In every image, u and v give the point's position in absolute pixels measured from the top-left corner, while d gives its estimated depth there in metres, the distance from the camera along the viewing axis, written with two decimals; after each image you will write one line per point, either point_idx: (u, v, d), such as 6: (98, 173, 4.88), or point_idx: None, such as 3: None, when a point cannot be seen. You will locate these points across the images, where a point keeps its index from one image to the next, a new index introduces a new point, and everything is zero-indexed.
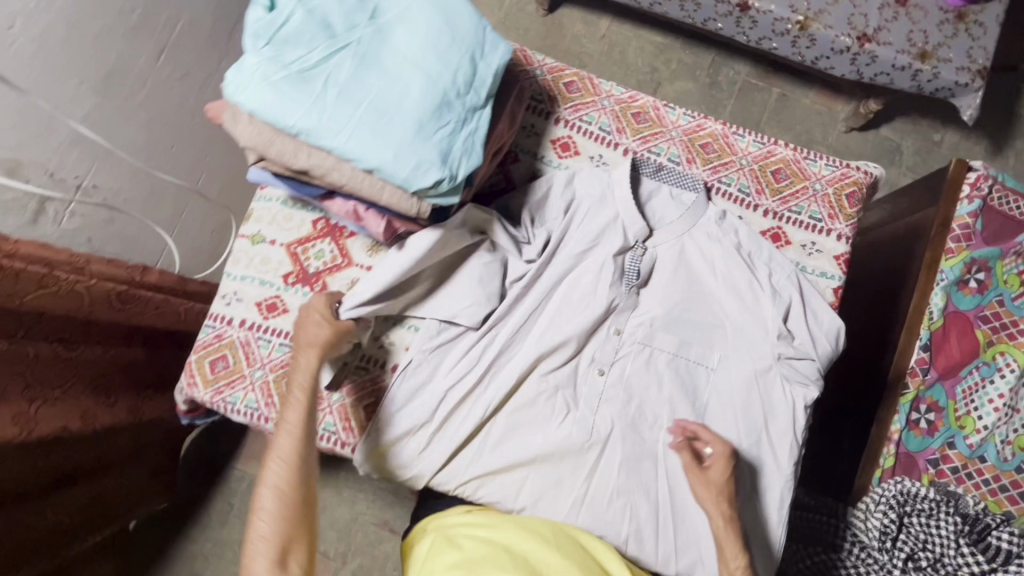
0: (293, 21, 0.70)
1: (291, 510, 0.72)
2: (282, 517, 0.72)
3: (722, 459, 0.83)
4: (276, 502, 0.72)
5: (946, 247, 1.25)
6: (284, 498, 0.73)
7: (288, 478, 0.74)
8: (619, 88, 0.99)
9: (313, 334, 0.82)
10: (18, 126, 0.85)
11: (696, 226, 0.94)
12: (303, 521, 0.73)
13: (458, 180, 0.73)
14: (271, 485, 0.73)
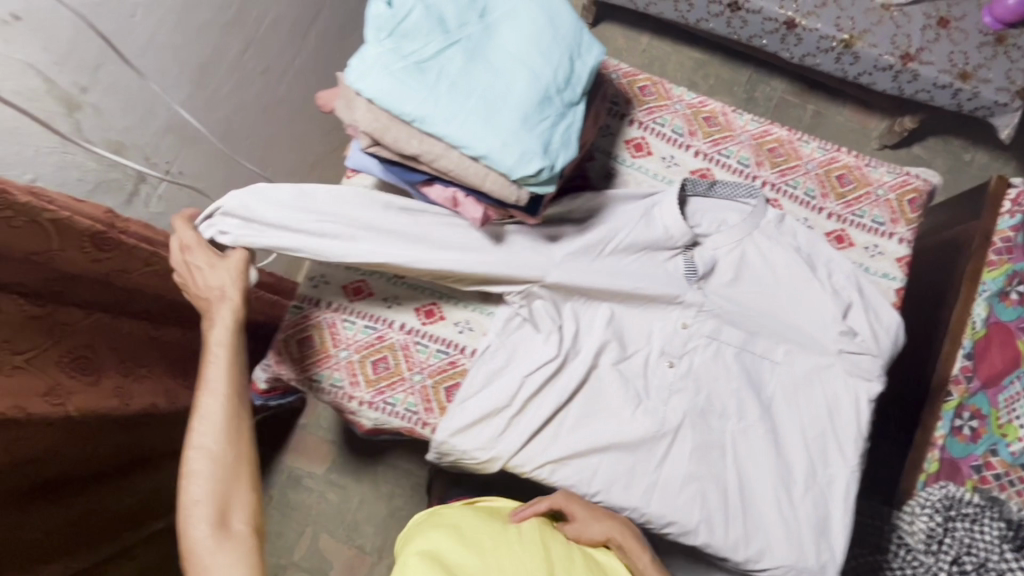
0: (412, 16, 0.75)
1: (226, 470, 0.76)
2: (218, 479, 0.75)
3: (567, 503, 0.86)
4: (211, 466, 0.76)
5: (988, 260, 1.26)
6: (221, 459, 0.76)
7: (217, 439, 0.77)
8: (689, 93, 1.03)
9: (211, 288, 0.83)
10: (128, 110, 0.89)
11: (756, 229, 0.96)
12: (242, 479, 0.77)
13: (556, 169, 0.77)
14: (202, 449, 0.76)
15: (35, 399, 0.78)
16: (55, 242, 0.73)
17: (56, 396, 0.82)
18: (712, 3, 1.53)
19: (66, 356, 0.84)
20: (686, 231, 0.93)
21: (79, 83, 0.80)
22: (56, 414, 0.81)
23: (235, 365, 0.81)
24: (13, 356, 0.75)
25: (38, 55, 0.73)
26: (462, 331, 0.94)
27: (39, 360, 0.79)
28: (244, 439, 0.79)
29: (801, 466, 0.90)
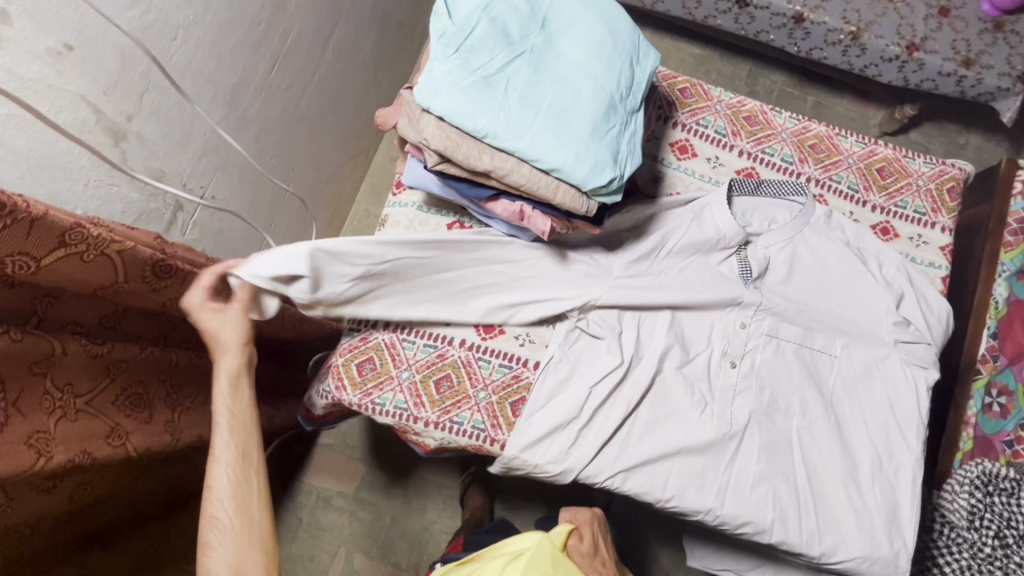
0: (478, 30, 0.74)
1: (239, 537, 0.70)
2: (233, 548, 0.69)
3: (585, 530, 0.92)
4: (225, 537, 0.70)
5: (1003, 242, 1.22)
6: (234, 528, 0.70)
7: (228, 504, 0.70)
8: (727, 94, 1.04)
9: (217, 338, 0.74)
10: (167, 137, 0.85)
11: (806, 227, 0.97)
12: (257, 549, 0.70)
13: (625, 178, 0.76)
14: (215, 520, 0.70)
15: (98, 441, 0.75)
16: (118, 276, 0.69)
17: (117, 437, 0.78)
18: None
19: (122, 393, 0.80)
20: (739, 230, 0.93)
21: (125, 111, 0.76)
22: (118, 454, 0.78)
23: (247, 423, 0.74)
24: (73, 399, 0.72)
25: (89, 85, 0.70)
26: (524, 344, 0.93)
27: (97, 401, 0.76)
28: (258, 503, 0.72)
29: (865, 457, 0.93)
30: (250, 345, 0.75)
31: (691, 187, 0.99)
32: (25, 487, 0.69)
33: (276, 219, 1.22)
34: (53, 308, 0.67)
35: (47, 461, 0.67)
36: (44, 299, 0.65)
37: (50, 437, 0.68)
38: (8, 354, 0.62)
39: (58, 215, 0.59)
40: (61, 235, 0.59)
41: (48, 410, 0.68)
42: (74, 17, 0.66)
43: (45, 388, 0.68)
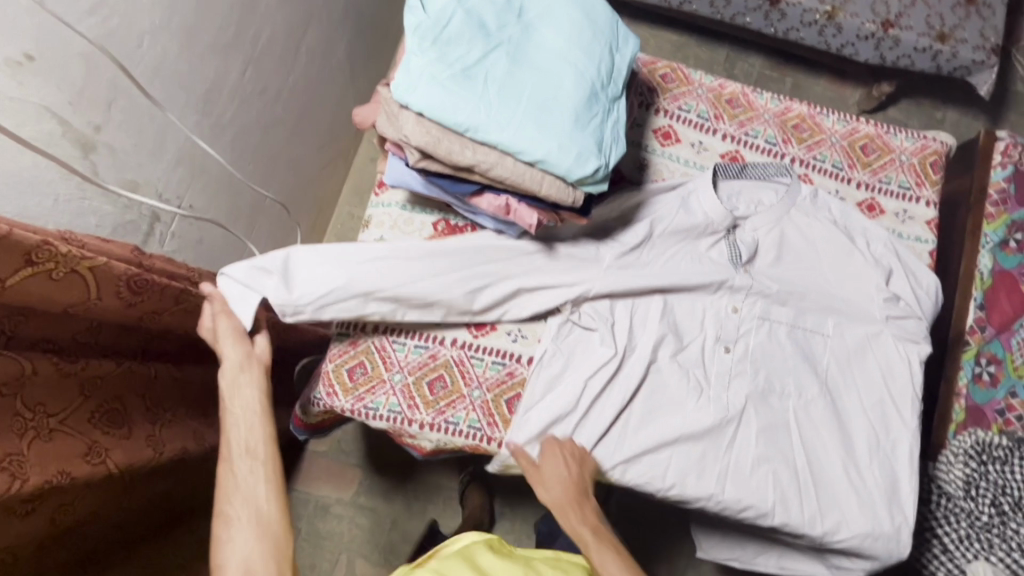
0: (454, 21, 0.73)
1: (255, 529, 0.65)
2: (249, 539, 0.64)
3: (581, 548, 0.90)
4: (238, 531, 0.64)
5: (985, 214, 1.22)
6: (246, 521, 0.65)
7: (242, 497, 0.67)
8: (708, 78, 1.03)
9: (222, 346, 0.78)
10: (139, 146, 0.82)
11: (792, 209, 0.97)
12: (272, 538, 0.65)
13: (611, 166, 0.75)
14: (224, 515, 0.65)
15: (76, 460, 0.72)
16: (92, 292, 0.67)
17: (96, 455, 0.75)
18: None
19: (98, 410, 0.77)
20: (726, 214, 0.93)
21: (93, 121, 0.74)
22: (97, 473, 0.75)
23: (253, 420, 0.73)
24: (48, 418, 0.69)
25: (53, 96, 0.67)
26: (516, 339, 0.91)
27: (73, 419, 0.73)
28: (273, 496, 0.68)
29: (863, 434, 0.93)
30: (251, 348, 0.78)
31: (676, 172, 0.98)
32: (2, 511, 0.66)
33: (258, 225, 1.19)
34: (24, 326, 0.65)
35: (22, 484, 0.64)
36: (16, 316, 0.63)
37: (25, 459, 0.65)
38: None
39: (23, 235, 0.55)
40: (26, 253, 0.57)
41: (20, 431, 0.65)
42: (33, 26, 0.63)
43: (16, 408, 0.65)
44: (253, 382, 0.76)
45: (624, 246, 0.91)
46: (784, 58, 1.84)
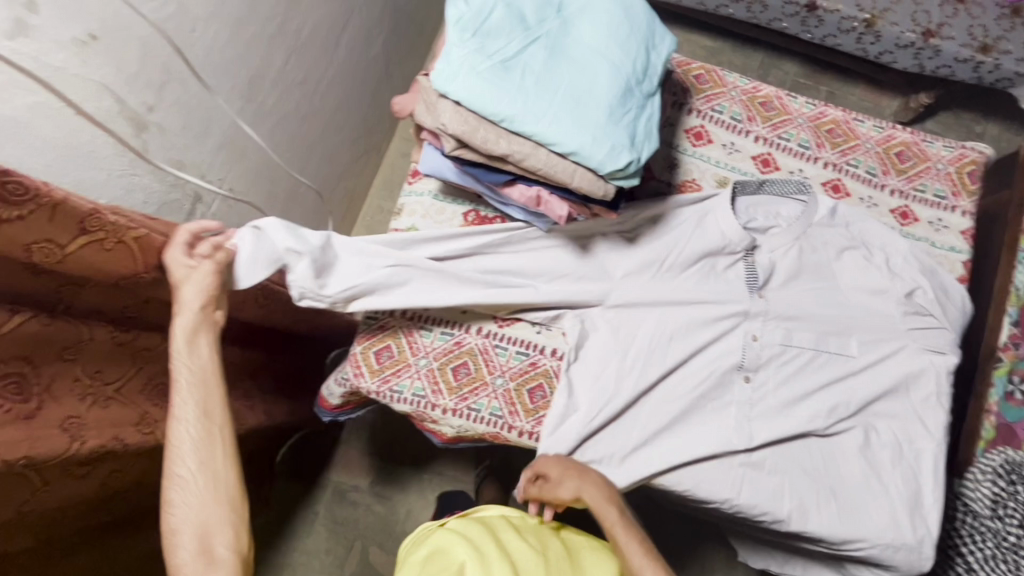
0: (494, 15, 0.74)
1: (210, 492, 0.63)
2: (202, 501, 0.62)
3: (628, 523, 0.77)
4: (188, 495, 0.62)
5: None
6: (199, 484, 0.63)
7: (195, 459, 0.63)
8: (743, 80, 1.03)
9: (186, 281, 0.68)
10: (187, 127, 0.85)
11: (811, 227, 0.96)
12: (230, 505, 0.64)
13: (642, 161, 0.76)
14: (178, 479, 0.63)
15: (129, 428, 0.75)
16: (134, 264, 0.66)
17: (146, 426, 0.78)
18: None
19: (148, 384, 0.80)
20: (745, 235, 0.93)
21: (146, 102, 0.77)
22: (147, 442, 0.79)
23: (208, 379, 0.67)
24: (103, 386, 0.71)
25: (110, 75, 0.71)
26: (541, 331, 0.93)
27: (126, 390, 0.75)
28: (227, 460, 0.65)
29: (886, 442, 0.91)
30: (210, 307, 0.70)
31: (708, 173, 0.99)
32: (61, 473, 0.68)
33: (293, 211, 1.23)
34: (79, 297, 0.64)
35: (80, 445, 0.66)
36: (70, 286, 0.61)
37: (83, 423, 0.67)
38: (40, 337, 0.60)
39: (79, 201, 0.57)
40: (80, 220, 0.57)
41: (79, 397, 0.67)
42: (98, 7, 0.67)
43: (75, 374, 0.66)
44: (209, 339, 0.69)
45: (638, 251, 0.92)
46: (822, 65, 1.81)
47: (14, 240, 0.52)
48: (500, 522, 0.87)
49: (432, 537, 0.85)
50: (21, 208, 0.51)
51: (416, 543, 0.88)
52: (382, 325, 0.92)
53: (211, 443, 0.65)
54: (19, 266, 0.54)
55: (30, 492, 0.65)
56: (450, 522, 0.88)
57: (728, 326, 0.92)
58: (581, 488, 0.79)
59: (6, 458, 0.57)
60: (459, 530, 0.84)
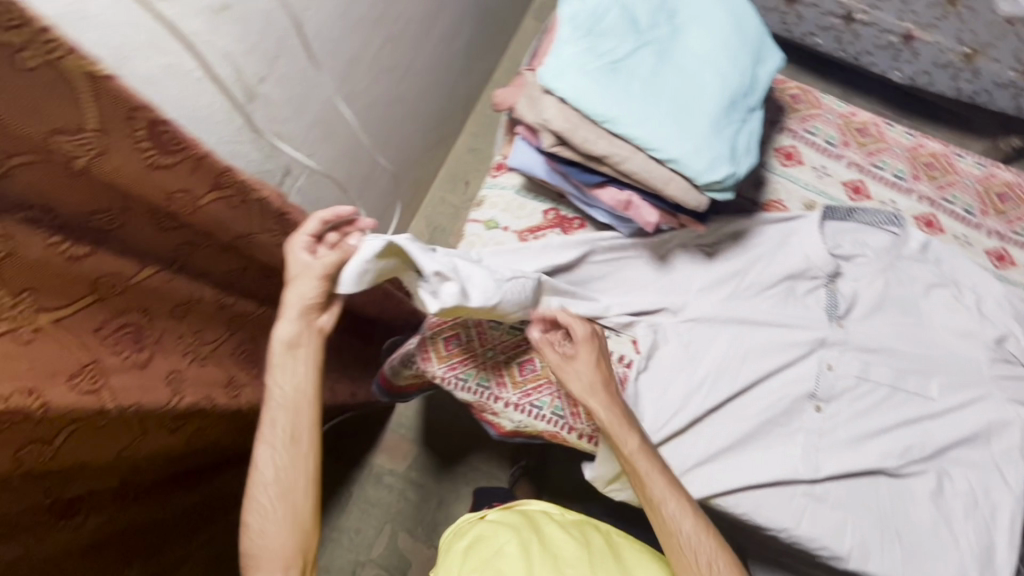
0: (610, 15, 0.75)
1: (287, 519, 0.69)
2: (278, 527, 0.68)
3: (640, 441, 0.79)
4: (265, 522, 0.68)
5: None
6: (277, 512, 0.68)
7: (277, 485, 0.69)
8: (840, 104, 1.02)
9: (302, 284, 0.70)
10: (290, 102, 0.87)
11: (898, 258, 0.94)
12: (300, 535, 0.69)
13: (740, 175, 0.76)
14: (255, 504, 0.68)
15: (220, 389, 0.80)
16: (247, 224, 0.69)
17: (234, 387, 0.83)
18: (825, 14, 1.33)
19: (237, 350, 0.84)
20: (830, 260, 0.90)
21: (259, 73, 0.79)
22: (233, 406, 0.83)
23: (302, 406, 0.71)
24: (202, 346, 0.76)
25: (234, 45, 0.72)
26: (610, 334, 0.90)
27: (220, 350, 0.80)
28: (306, 487, 0.70)
29: (961, 491, 0.87)
30: (314, 313, 0.71)
31: (795, 195, 0.97)
32: (157, 424, 0.72)
33: (369, 193, 1.25)
34: (193, 255, 0.68)
35: (179, 398, 0.71)
36: (186, 244, 0.65)
37: (183, 377, 0.72)
38: (159, 292, 0.65)
39: (220, 159, 0.58)
40: (215, 177, 0.59)
41: (184, 351, 0.72)
42: None
43: (181, 332, 0.71)
44: (305, 363, 0.71)
45: (719, 267, 0.91)
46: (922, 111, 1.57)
47: (158, 186, 0.55)
48: (543, 517, 0.89)
49: (474, 529, 0.87)
50: (171, 158, 0.53)
51: (456, 533, 0.90)
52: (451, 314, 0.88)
53: (295, 469, 0.70)
54: (152, 219, 0.58)
55: (132, 439, 0.70)
56: (490, 514, 0.90)
57: (805, 352, 0.90)
58: (601, 406, 0.78)
59: (120, 402, 0.62)
60: (500, 521, 0.86)
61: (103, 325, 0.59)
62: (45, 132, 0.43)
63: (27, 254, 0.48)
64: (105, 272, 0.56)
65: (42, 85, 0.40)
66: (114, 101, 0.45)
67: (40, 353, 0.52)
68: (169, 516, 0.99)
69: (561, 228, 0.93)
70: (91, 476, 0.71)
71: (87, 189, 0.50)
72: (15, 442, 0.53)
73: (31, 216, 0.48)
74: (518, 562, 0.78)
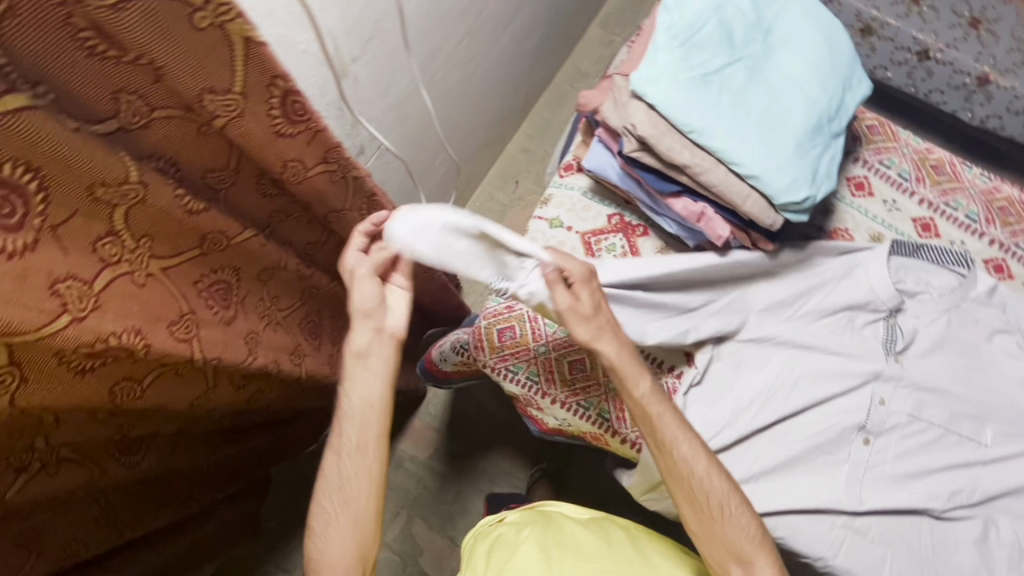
0: (708, 27, 0.76)
1: (351, 527, 0.71)
2: (342, 535, 0.71)
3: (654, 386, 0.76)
4: (331, 528, 0.72)
5: None
6: (341, 519, 0.72)
7: (343, 493, 0.72)
8: (917, 139, 1.01)
9: (366, 293, 0.73)
10: (376, 84, 0.88)
11: (964, 300, 0.93)
12: (361, 541, 0.72)
13: (818, 199, 0.76)
14: (321, 510, 0.73)
15: (286, 356, 0.85)
16: (343, 199, 0.72)
17: (297, 355, 0.89)
18: (900, 48, 1.25)
19: (306, 318, 0.92)
20: (894, 295, 0.90)
21: (352, 53, 0.79)
22: (296, 371, 0.89)
23: (368, 418, 0.73)
24: (276, 311, 0.83)
25: (336, 21, 0.72)
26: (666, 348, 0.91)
27: (290, 318, 0.87)
28: (370, 496, 0.73)
29: (1009, 543, 0.85)
30: (382, 319, 0.74)
31: (863, 226, 0.96)
32: (229, 381, 0.78)
33: (429, 181, 1.27)
34: (283, 224, 0.75)
35: (253, 358, 0.76)
36: (277, 215, 0.72)
37: (258, 338, 0.78)
38: (252, 253, 0.72)
39: (333, 134, 0.61)
40: (327, 151, 0.62)
41: (261, 314, 0.79)
42: None
43: (262, 295, 0.78)
44: (374, 375, 0.74)
45: (781, 289, 0.90)
46: (1008, 164, 1.41)
47: (278, 154, 0.59)
48: (565, 515, 0.84)
49: (493, 531, 0.84)
50: (295, 128, 0.56)
51: (477, 535, 0.87)
52: (508, 306, 0.92)
53: (361, 480, 0.72)
54: (257, 187, 0.66)
55: (201, 393, 0.74)
56: (510, 516, 0.86)
57: (859, 383, 0.89)
58: (614, 350, 0.75)
59: (206, 355, 0.67)
60: (518, 522, 0.83)
61: (200, 278, 0.66)
62: (199, 88, 0.48)
63: (156, 204, 0.55)
64: (213, 229, 0.63)
65: (207, 44, 0.45)
66: (260, 68, 0.48)
67: (152, 295, 0.59)
68: (209, 468, 1.03)
69: (623, 233, 0.94)
70: (157, 420, 0.76)
71: (212, 150, 0.57)
72: (118, 374, 0.59)
73: (159, 168, 0.54)
74: (536, 558, 0.74)
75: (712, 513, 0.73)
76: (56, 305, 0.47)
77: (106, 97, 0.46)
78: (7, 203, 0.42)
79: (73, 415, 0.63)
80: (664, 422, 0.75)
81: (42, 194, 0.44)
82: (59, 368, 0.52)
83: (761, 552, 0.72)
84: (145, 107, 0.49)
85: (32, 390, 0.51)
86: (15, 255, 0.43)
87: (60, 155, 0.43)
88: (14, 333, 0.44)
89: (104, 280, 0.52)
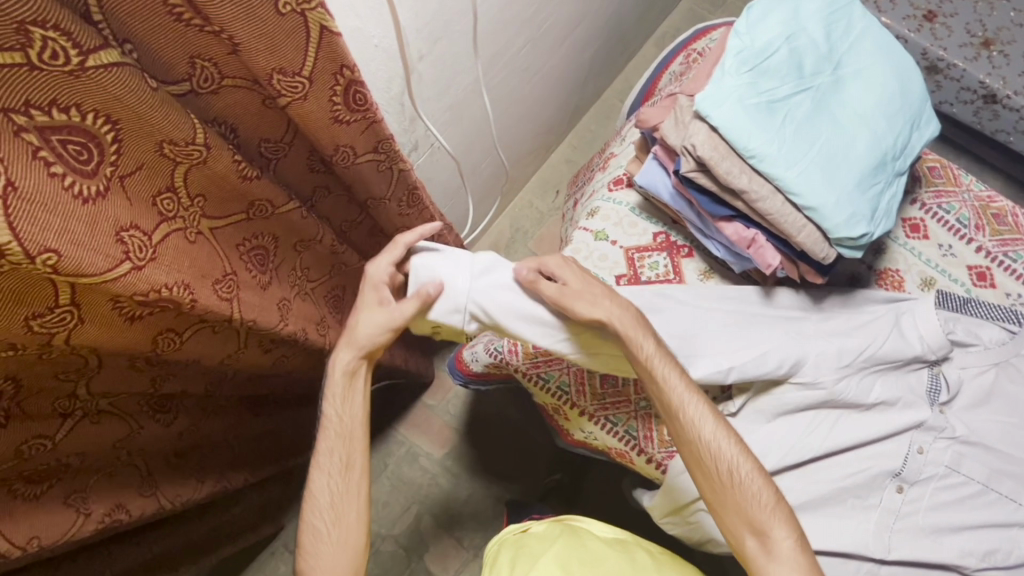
0: (778, 55, 0.76)
1: (347, 543, 0.73)
2: (333, 550, 0.72)
3: (659, 348, 0.77)
4: (321, 543, 0.72)
5: None
6: (330, 536, 0.73)
7: (330, 506, 0.74)
8: (979, 186, 0.99)
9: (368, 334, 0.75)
10: (438, 82, 0.89)
11: (1017, 355, 0.89)
12: (349, 557, 0.72)
13: (875, 237, 0.75)
14: (310, 527, 0.73)
15: (315, 327, 0.86)
16: (388, 185, 0.75)
17: (323, 326, 0.90)
18: (965, 89, 1.22)
19: (331, 291, 0.94)
20: (945, 344, 0.86)
21: (421, 51, 0.80)
22: (322, 343, 0.90)
23: (355, 433, 0.76)
24: (306, 281, 0.85)
25: (411, 20, 0.74)
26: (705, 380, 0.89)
27: (316, 290, 0.89)
28: (355, 511, 0.74)
29: None
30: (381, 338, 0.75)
31: (914, 269, 0.95)
32: (258, 344, 0.80)
33: (475, 183, 1.28)
34: (324, 199, 0.79)
35: (285, 325, 0.77)
36: (320, 189, 0.77)
37: (289, 307, 0.79)
38: (294, 224, 0.74)
39: (386, 126, 0.64)
40: (378, 141, 0.65)
41: (292, 283, 0.81)
42: None
43: (295, 264, 0.81)
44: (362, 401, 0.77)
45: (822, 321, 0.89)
46: None
47: (332, 138, 0.61)
48: (588, 531, 0.84)
49: (515, 539, 0.85)
50: (353, 116, 0.59)
51: (499, 544, 0.87)
52: None
53: (347, 499, 0.74)
54: (306, 161, 0.70)
55: (230, 352, 0.75)
56: (534, 528, 0.87)
57: (899, 429, 0.86)
58: (612, 314, 0.75)
59: (245, 317, 0.67)
60: (542, 533, 0.84)
61: (243, 241, 0.68)
62: (270, 69, 0.49)
63: (214, 166, 0.56)
64: (263, 198, 0.66)
65: (287, 29, 0.47)
66: (330, 57, 0.51)
67: (202, 253, 0.60)
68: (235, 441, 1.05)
69: (668, 252, 0.94)
70: (186, 377, 0.78)
71: (271, 122, 0.60)
72: (161, 325, 0.61)
73: (220, 132, 0.58)
74: (552, 566, 0.74)
75: (723, 478, 0.74)
76: (119, 252, 0.47)
77: (185, 60, 0.49)
78: (86, 150, 0.44)
79: (114, 362, 0.64)
80: (670, 380, 0.75)
81: (115, 146, 0.47)
82: (110, 312, 0.54)
83: (775, 520, 0.72)
84: (217, 75, 0.52)
85: (88, 331, 0.53)
86: (89, 199, 0.44)
87: (139, 111, 0.46)
88: (80, 275, 0.44)
89: (161, 234, 0.53)
